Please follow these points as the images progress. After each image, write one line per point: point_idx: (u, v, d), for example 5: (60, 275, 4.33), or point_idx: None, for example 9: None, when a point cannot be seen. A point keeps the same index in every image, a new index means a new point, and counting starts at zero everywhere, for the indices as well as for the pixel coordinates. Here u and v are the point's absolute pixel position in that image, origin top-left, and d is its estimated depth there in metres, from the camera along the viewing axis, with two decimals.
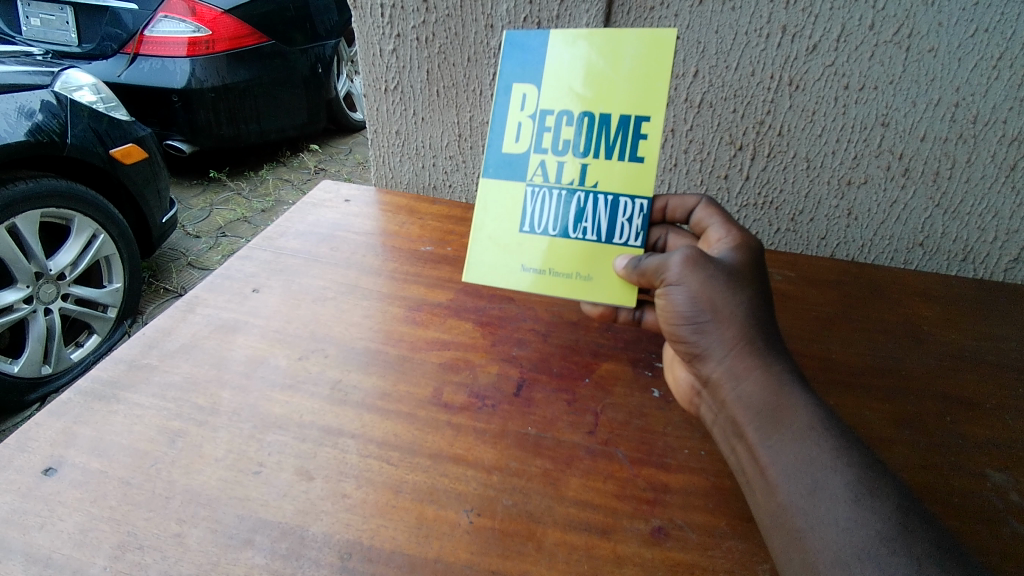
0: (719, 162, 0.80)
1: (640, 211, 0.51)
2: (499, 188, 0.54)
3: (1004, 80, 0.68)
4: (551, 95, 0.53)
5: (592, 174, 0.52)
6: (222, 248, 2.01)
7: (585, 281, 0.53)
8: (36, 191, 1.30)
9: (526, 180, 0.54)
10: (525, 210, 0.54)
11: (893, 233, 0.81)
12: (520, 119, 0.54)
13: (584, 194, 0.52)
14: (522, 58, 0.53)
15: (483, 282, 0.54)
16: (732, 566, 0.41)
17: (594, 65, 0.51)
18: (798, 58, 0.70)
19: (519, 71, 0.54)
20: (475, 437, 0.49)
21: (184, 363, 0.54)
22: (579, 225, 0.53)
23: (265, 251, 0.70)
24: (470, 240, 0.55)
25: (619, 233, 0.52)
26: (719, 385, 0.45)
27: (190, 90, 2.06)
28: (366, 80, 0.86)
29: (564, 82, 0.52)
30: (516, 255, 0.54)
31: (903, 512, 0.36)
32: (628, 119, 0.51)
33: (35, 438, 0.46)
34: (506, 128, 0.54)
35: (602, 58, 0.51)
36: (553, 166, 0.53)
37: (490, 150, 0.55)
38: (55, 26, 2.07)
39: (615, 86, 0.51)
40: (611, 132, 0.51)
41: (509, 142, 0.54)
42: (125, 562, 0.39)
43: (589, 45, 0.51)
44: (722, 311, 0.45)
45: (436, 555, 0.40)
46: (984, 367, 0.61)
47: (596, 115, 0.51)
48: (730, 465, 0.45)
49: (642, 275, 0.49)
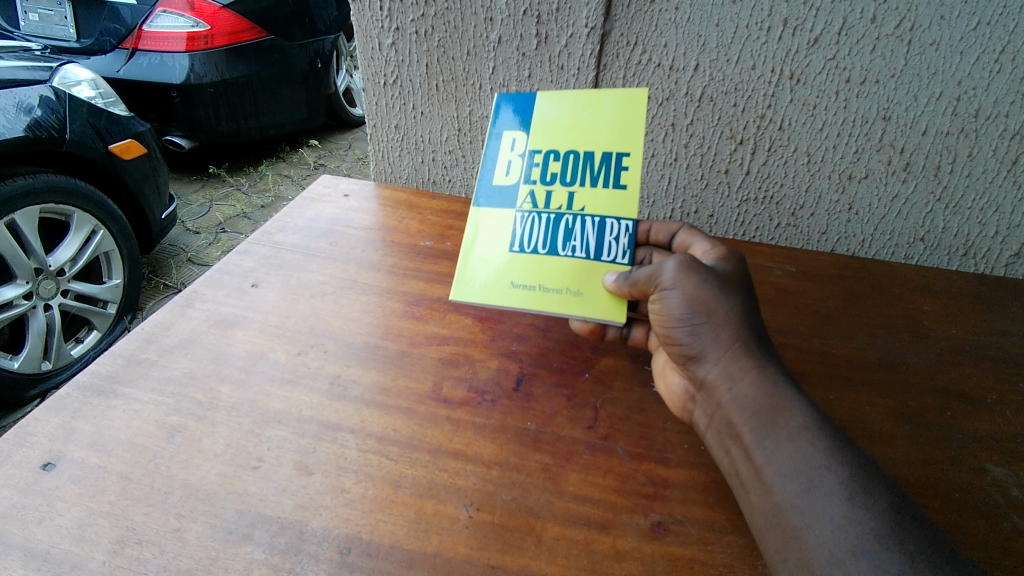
0: (720, 156, 0.79)
1: (626, 230, 0.53)
2: (488, 215, 0.57)
3: (1007, 73, 0.67)
4: (537, 137, 0.57)
5: (579, 199, 0.55)
6: (223, 244, 2.01)
7: (575, 296, 0.52)
8: (34, 186, 1.29)
9: (516, 207, 0.56)
10: (514, 232, 0.56)
11: (893, 228, 0.81)
12: (510, 157, 0.58)
13: (571, 217, 0.55)
14: (512, 111, 0.59)
15: (472, 301, 0.53)
16: (731, 562, 0.41)
17: (577, 114, 0.57)
18: (799, 51, 0.69)
19: (509, 121, 0.59)
20: (474, 432, 0.49)
21: (183, 358, 0.54)
22: (567, 244, 0.54)
23: (265, 246, 0.70)
24: (460, 261, 0.56)
25: (607, 251, 0.53)
26: (714, 387, 0.45)
27: (190, 85, 2.05)
28: (365, 74, 0.85)
29: (550, 128, 0.57)
30: (507, 273, 0.54)
31: (896, 510, 0.36)
32: (610, 155, 0.55)
33: (33, 433, 0.46)
34: (496, 165, 0.58)
35: (584, 109, 0.56)
36: (541, 194, 0.56)
37: (482, 183, 0.58)
38: (54, 21, 2.06)
39: (597, 130, 0.56)
40: (595, 166, 0.55)
41: (499, 176, 0.58)
42: (124, 557, 0.39)
43: (572, 99, 0.57)
44: (716, 314, 0.46)
45: (435, 550, 0.40)
46: (983, 362, 0.61)
47: (581, 152, 0.56)
48: (723, 469, 0.45)
49: (634, 287, 0.50)
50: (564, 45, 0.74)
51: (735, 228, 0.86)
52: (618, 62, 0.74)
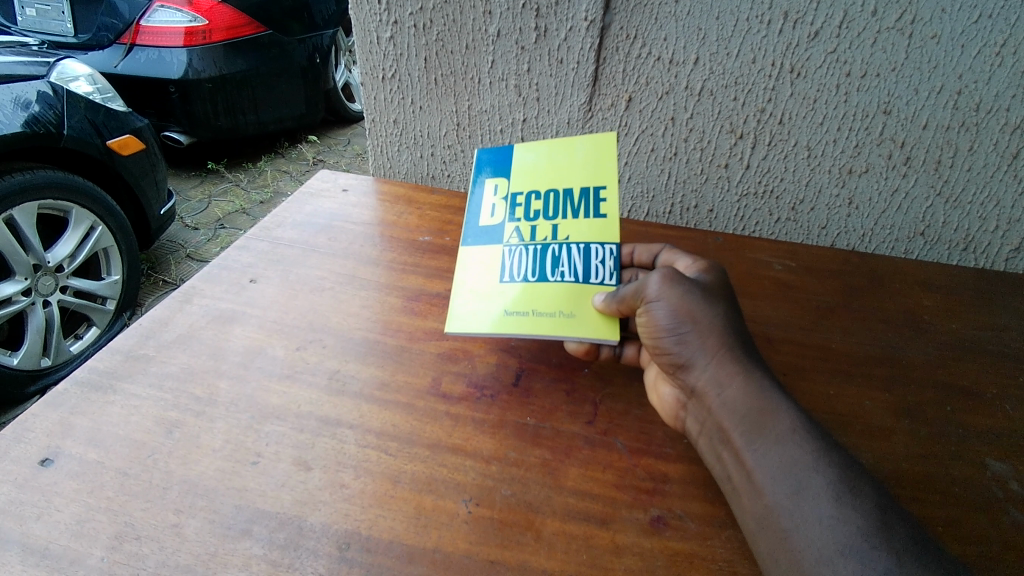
0: (720, 151, 0.79)
1: (611, 253, 0.57)
2: (478, 252, 0.60)
3: (1009, 67, 0.66)
4: (518, 182, 0.63)
5: (563, 230, 0.59)
6: (222, 240, 2.00)
7: (568, 317, 0.53)
8: (32, 182, 1.29)
9: (503, 241, 0.60)
10: (504, 264, 0.58)
11: (894, 222, 0.81)
12: (494, 201, 0.63)
13: (557, 246, 0.58)
14: (493, 161, 0.66)
15: (465, 330, 0.53)
16: (730, 556, 0.41)
17: (555, 158, 0.63)
18: (800, 45, 0.69)
19: (491, 171, 0.65)
20: (474, 427, 0.49)
21: (182, 353, 0.54)
22: (556, 270, 0.57)
23: (263, 242, 0.70)
24: (452, 296, 0.57)
25: (595, 273, 0.56)
26: (704, 394, 0.45)
27: (188, 80, 2.04)
28: (364, 68, 0.85)
29: (530, 173, 0.63)
30: (500, 302, 0.55)
31: (883, 509, 0.36)
32: (589, 189, 0.60)
33: (32, 429, 0.46)
34: (482, 209, 0.63)
35: (560, 153, 0.63)
36: (526, 229, 0.60)
37: (468, 225, 0.62)
38: (51, 17, 2.05)
39: (573, 170, 0.62)
40: (575, 199, 0.60)
41: (485, 218, 0.62)
42: (123, 553, 0.38)
43: (548, 147, 0.64)
44: (701, 321, 0.47)
45: (435, 544, 0.40)
46: (982, 356, 0.61)
47: (561, 189, 0.61)
48: (715, 474, 0.44)
49: (622, 303, 0.51)
50: (563, 39, 0.74)
51: (735, 223, 0.86)
52: (617, 56, 0.74)
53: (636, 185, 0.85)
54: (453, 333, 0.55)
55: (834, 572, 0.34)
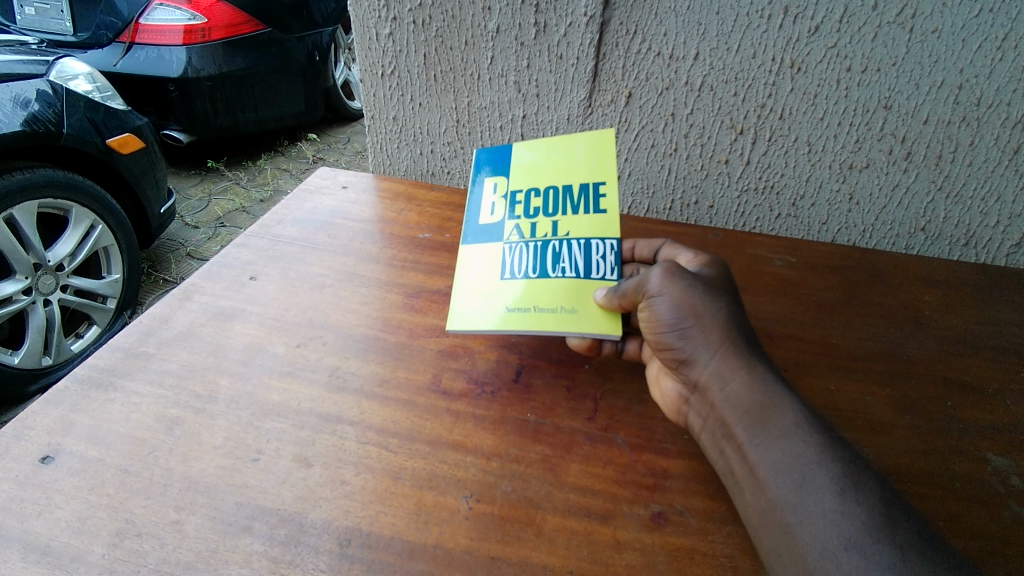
0: (720, 146, 0.79)
1: (612, 248, 0.57)
2: (478, 250, 0.60)
3: (1009, 61, 0.66)
4: (517, 179, 0.63)
5: (563, 226, 0.59)
6: (222, 238, 2.00)
7: (569, 313, 0.53)
8: (33, 181, 1.29)
9: (503, 239, 0.60)
10: (504, 261, 0.58)
11: (895, 218, 0.80)
12: (493, 199, 0.63)
13: (558, 242, 0.58)
14: (491, 160, 0.65)
15: (466, 328, 0.53)
16: (732, 551, 0.41)
17: (553, 155, 0.63)
18: (800, 40, 0.69)
19: (489, 170, 0.65)
20: (474, 424, 0.49)
21: (181, 350, 0.54)
22: (557, 266, 0.56)
23: (263, 239, 0.70)
24: (453, 294, 0.57)
25: (595, 269, 0.56)
26: (707, 388, 0.45)
27: (187, 79, 2.03)
28: (363, 65, 0.85)
29: (528, 171, 0.63)
30: (501, 299, 0.55)
31: (887, 503, 0.36)
32: (588, 185, 0.60)
33: (32, 427, 0.46)
34: (481, 207, 0.63)
35: (558, 151, 0.63)
36: (526, 226, 0.60)
37: (468, 223, 0.62)
38: (50, 15, 2.04)
39: (572, 167, 0.62)
40: (575, 196, 0.60)
41: (484, 216, 0.62)
42: (124, 549, 0.38)
43: (545, 145, 0.64)
44: (704, 315, 0.46)
45: (436, 540, 0.40)
46: (983, 351, 0.60)
47: (560, 186, 0.61)
48: (718, 470, 0.44)
49: (623, 298, 0.51)
50: (563, 34, 0.73)
51: (735, 219, 0.85)
52: (618, 52, 0.73)
53: (636, 182, 0.85)
54: (454, 331, 0.55)
55: (839, 567, 0.34)
